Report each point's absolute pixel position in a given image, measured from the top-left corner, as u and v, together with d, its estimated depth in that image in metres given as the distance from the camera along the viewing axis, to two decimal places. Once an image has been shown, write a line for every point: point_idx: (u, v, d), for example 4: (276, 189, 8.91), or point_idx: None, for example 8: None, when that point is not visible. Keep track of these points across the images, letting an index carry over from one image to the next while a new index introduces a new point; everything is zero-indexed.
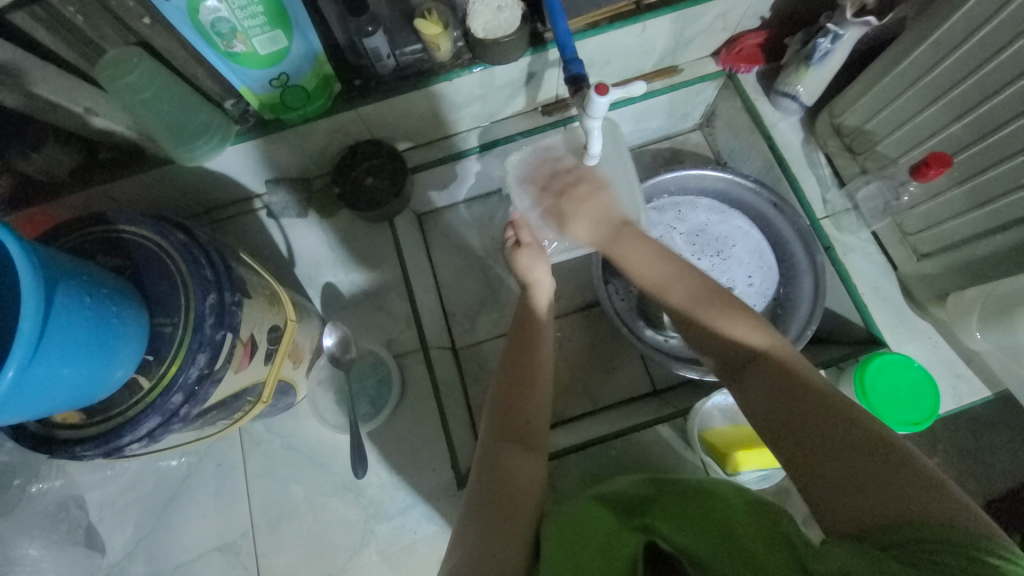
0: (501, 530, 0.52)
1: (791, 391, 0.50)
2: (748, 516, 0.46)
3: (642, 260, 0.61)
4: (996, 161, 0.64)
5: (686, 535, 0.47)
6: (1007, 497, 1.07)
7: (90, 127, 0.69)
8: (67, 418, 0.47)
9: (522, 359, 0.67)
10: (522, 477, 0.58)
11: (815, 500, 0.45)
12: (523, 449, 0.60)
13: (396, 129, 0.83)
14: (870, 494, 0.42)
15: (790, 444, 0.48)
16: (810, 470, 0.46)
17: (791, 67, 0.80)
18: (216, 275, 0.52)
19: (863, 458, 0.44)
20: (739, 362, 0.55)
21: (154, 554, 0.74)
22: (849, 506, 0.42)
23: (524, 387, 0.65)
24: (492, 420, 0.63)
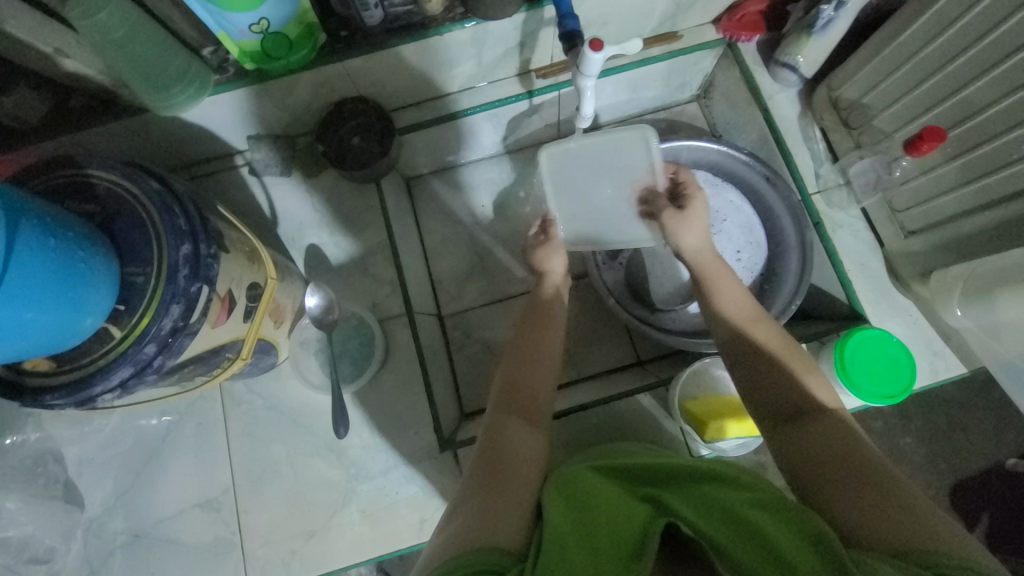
0: (500, 502, 0.49)
1: (841, 439, 0.52)
2: (771, 511, 0.45)
3: (732, 297, 0.66)
4: (991, 136, 0.64)
5: (703, 517, 0.45)
6: (972, 472, 1.11)
7: (58, 70, 0.65)
8: (35, 366, 0.46)
9: (530, 332, 0.69)
10: (522, 446, 0.56)
11: (847, 526, 0.45)
12: (526, 422, 0.59)
13: (384, 87, 0.80)
14: (902, 525, 0.43)
15: (826, 479, 0.49)
16: (841, 499, 0.47)
17: (791, 36, 0.78)
18: (190, 226, 0.50)
19: (894, 495, 0.46)
20: (794, 407, 0.56)
21: (134, 510, 0.74)
22: (875, 532, 0.43)
23: (530, 360, 0.65)
24: (502, 393, 0.62)
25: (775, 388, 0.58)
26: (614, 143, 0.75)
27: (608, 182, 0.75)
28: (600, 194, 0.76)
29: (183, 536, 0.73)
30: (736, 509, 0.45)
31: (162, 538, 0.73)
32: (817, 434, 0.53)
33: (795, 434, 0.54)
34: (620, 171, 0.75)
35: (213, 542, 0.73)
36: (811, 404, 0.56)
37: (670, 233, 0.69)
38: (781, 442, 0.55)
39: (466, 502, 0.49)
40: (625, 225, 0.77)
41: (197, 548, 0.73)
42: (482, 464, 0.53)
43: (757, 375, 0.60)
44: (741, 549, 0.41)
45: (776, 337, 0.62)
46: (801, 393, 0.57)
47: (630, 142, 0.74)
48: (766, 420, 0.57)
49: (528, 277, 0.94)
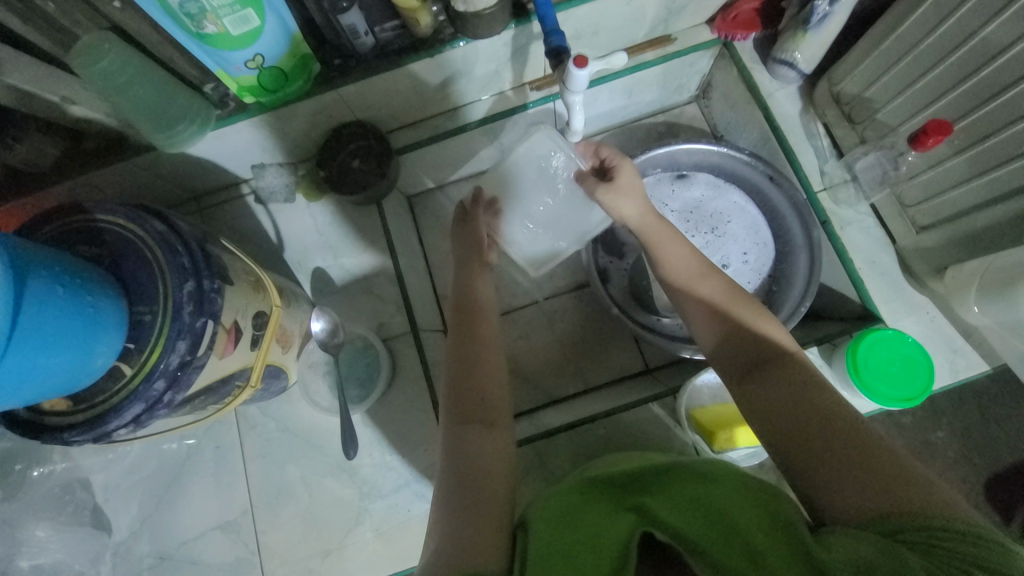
0: (473, 522, 0.49)
1: (802, 385, 0.53)
2: (746, 503, 0.45)
3: (677, 259, 0.66)
4: (1000, 126, 0.61)
5: (685, 519, 0.45)
6: (1008, 467, 1.06)
7: (69, 116, 0.68)
8: (54, 406, 0.48)
9: (465, 330, 0.69)
10: (487, 454, 0.57)
11: (815, 496, 0.47)
12: (484, 426, 0.59)
13: (380, 110, 0.81)
14: (871, 485, 0.44)
15: (795, 437, 0.50)
16: (812, 466, 0.48)
17: (788, 33, 0.76)
18: (193, 264, 0.52)
19: (861, 449, 0.47)
20: (756, 358, 0.57)
21: (158, 533, 0.76)
22: (848, 497, 0.45)
23: (473, 358, 0.65)
24: (452, 400, 0.62)
25: (738, 342, 0.59)
26: (521, 157, 0.80)
27: (544, 197, 0.80)
28: (543, 205, 0.81)
29: (205, 557, 0.75)
30: (719, 510, 0.45)
31: (185, 560, 0.75)
32: (770, 381, 0.55)
33: (748, 384, 0.56)
34: (546, 176, 0.79)
35: (233, 563, 0.75)
36: (772, 353, 0.57)
37: (608, 204, 0.72)
38: (745, 398, 0.56)
39: (438, 524, 0.50)
40: (577, 225, 0.81)
41: (218, 569, 0.75)
42: (451, 481, 0.54)
43: (709, 334, 0.61)
44: (720, 548, 0.42)
45: (722, 289, 0.63)
46: (763, 342, 0.58)
47: (530, 146, 0.79)
48: (723, 374, 0.59)
49: (533, 289, 0.94)
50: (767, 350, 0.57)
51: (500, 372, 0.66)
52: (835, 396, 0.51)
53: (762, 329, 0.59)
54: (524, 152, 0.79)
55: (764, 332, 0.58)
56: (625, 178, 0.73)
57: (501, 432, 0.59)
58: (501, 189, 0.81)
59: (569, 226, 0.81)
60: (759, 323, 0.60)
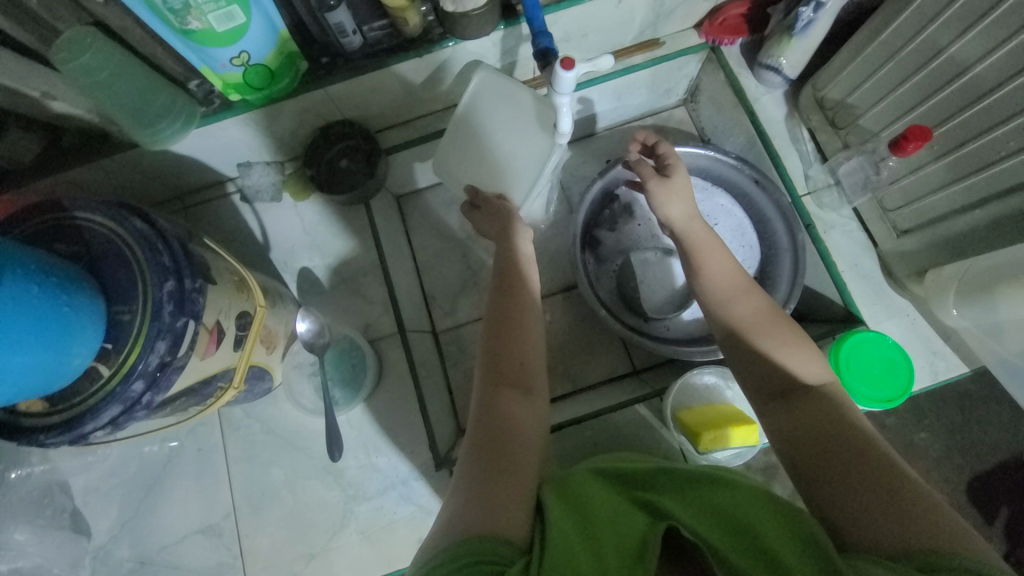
0: (500, 491, 0.49)
1: (829, 413, 0.53)
2: (763, 513, 0.45)
3: (720, 271, 0.66)
4: (977, 133, 0.63)
5: (701, 523, 0.45)
6: (987, 467, 1.08)
7: (49, 112, 0.67)
8: (30, 407, 0.47)
9: (506, 298, 0.67)
10: (520, 418, 0.57)
11: (839, 518, 0.46)
12: (522, 396, 0.59)
13: (368, 109, 0.81)
14: (901, 518, 0.44)
15: (820, 464, 0.50)
16: (833, 493, 0.48)
17: (773, 39, 0.77)
18: (174, 262, 0.51)
19: (897, 484, 0.46)
20: (785, 383, 0.57)
21: (139, 537, 0.75)
22: (875, 528, 0.44)
23: (515, 333, 0.64)
24: (489, 367, 0.61)
25: (774, 367, 0.58)
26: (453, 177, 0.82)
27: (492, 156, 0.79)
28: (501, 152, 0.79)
29: (187, 561, 0.74)
30: (732, 514, 0.46)
31: (166, 564, 0.74)
32: (805, 408, 0.54)
33: (779, 407, 0.56)
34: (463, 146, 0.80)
35: (215, 567, 0.74)
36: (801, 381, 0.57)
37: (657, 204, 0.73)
38: (777, 419, 0.56)
39: (460, 493, 0.50)
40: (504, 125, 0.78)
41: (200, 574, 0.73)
42: (478, 450, 0.53)
43: (743, 356, 0.61)
44: (738, 554, 0.42)
45: (760, 313, 0.63)
46: (788, 370, 0.58)
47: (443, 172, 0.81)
48: (753, 394, 0.60)
49: None
50: (802, 378, 0.57)
51: (540, 345, 0.65)
52: (870, 431, 0.51)
53: (803, 357, 0.59)
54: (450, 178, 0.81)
55: (804, 363, 0.58)
56: (677, 176, 0.72)
57: (538, 399, 0.60)
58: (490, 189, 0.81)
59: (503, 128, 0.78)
60: (800, 352, 0.59)
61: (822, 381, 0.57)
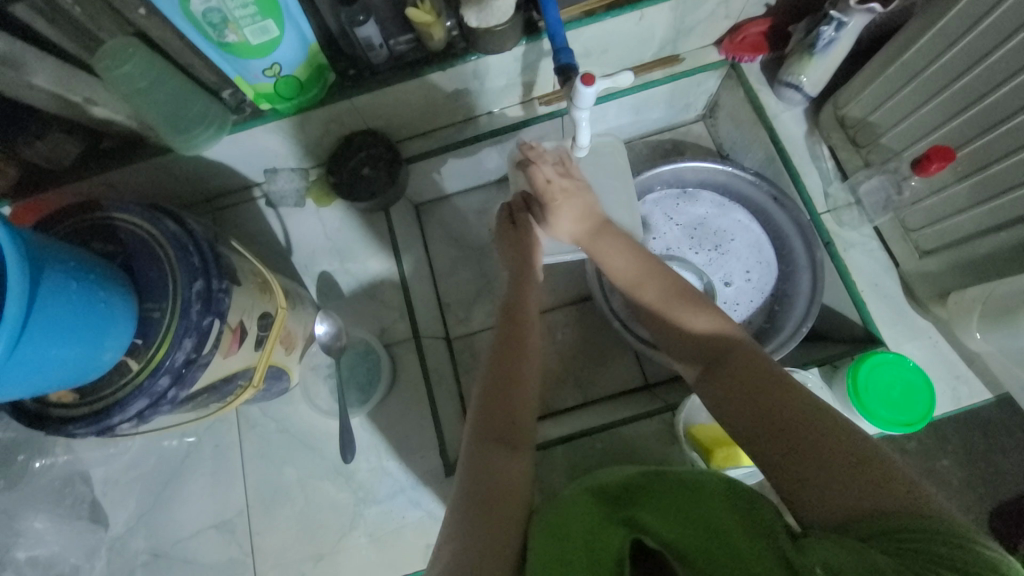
0: (488, 541, 0.49)
1: (759, 377, 0.53)
2: (733, 516, 0.44)
3: (619, 257, 0.67)
4: (1000, 155, 0.62)
5: (674, 531, 0.44)
6: (1014, 497, 1.04)
7: (90, 117, 0.71)
8: (61, 398, 0.49)
9: (509, 344, 0.66)
10: (510, 477, 0.55)
11: (796, 499, 0.46)
12: (512, 449, 0.58)
13: (391, 119, 0.83)
14: (847, 484, 0.44)
15: (762, 439, 0.50)
16: (781, 470, 0.48)
17: (794, 57, 0.78)
18: (203, 263, 0.53)
19: (835, 445, 0.46)
20: (713, 353, 0.58)
21: (154, 530, 0.77)
22: (828, 500, 0.44)
23: (511, 377, 0.63)
24: (483, 415, 0.60)
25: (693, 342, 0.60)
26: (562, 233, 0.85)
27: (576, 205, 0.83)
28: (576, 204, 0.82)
29: (199, 556, 0.75)
30: (703, 519, 0.45)
31: (179, 557, 0.75)
32: (729, 377, 0.55)
33: (710, 382, 0.57)
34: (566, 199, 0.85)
35: (226, 563, 0.75)
36: (720, 347, 0.58)
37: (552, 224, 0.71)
38: (709, 396, 0.56)
39: (455, 541, 0.50)
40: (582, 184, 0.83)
41: (211, 569, 0.75)
42: (468, 499, 0.53)
43: (673, 336, 0.62)
44: (710, 563, 0.41)
45: (668, 288, 0.64)
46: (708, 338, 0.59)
47: None
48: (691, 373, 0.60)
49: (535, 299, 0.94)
50: (722, 345, 0.58)
51: (533, 378, 0.65)
52: (796, 387, 0.51)
53: (712, 325, 0.59)
54: None
55: (717, 331, 0.59)
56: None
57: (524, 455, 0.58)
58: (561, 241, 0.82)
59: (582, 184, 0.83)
60: (712, 321, 0.60)
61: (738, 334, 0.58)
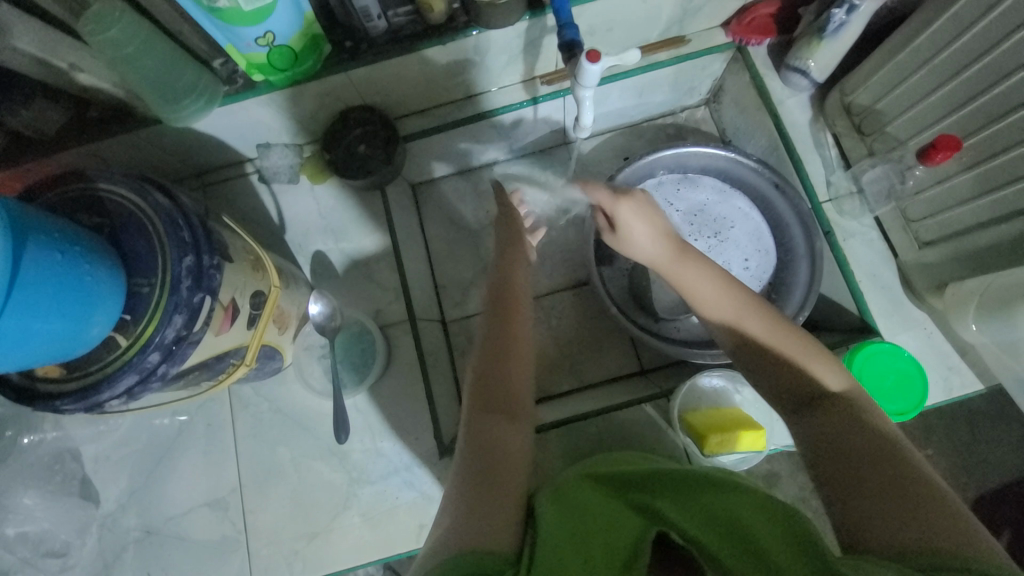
0: (492, 503, 0.49)
1: (852, 419, 0.52)
2: (757, 514, 0.45)
3: (701, 285, 0.65)
4: (1006, 145, 0.62)
5: (699, 527, 0.45)
6: (996, 486, 1.06)
7: (75, 84, 0.68)
8: (48, 372, 0.48)
9: (499, 324, 0.67)
10: (509, 445, 0.56)
11: (854, 526, 0.45)
12: (507, 419, 0.59)
13: (389, 95, 0.80)
14: (917, 523, 0.42)
15: (839, 466, 0.49)
16: (849, 495, 0.47)
17: (802, 41, 0.76)
18: (193, 238, 0.52)
19: (913, 486, 0.45)
20: (806, 389, 0.56)
21: (146, 507, 0.76)
22: (892, 531, 0.43)
23: (506, 354, 0.64)
24: (474, 388, 0.62)
25: (782, 374, 0.58)
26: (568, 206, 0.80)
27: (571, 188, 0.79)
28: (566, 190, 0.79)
29: (192, 533, 0.75)
30: (731, 518, 0.45)
31: (171, 535, 0.75)
32: (819, 413, 0.53)
33: (798, 414, 0.55)
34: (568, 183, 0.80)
35: (219, 541, 0.75)
36: (828, 389, 0.55)
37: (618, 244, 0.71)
38: (797, 428, 0.54)
39: (453, 504, 0.50)
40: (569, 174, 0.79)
41: (204, 546, 0.75)
42: (470, 469, 0.53)
43: (756, 363, 0.60)
44: (733, 559, 0.42)
45: (761, 317, 0.61)
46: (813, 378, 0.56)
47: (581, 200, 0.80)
48: (774, 402, 0.58)
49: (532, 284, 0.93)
50: (814, 382, 0.56)
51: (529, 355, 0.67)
52: (887, 432, 0.50)
53: (806, 364, 0.57)
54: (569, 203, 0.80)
55: (809, 370, 0.57)
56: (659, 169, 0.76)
57: (521, 425, 0.59)
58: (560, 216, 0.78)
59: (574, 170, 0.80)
60: (811, 360, 0.58)
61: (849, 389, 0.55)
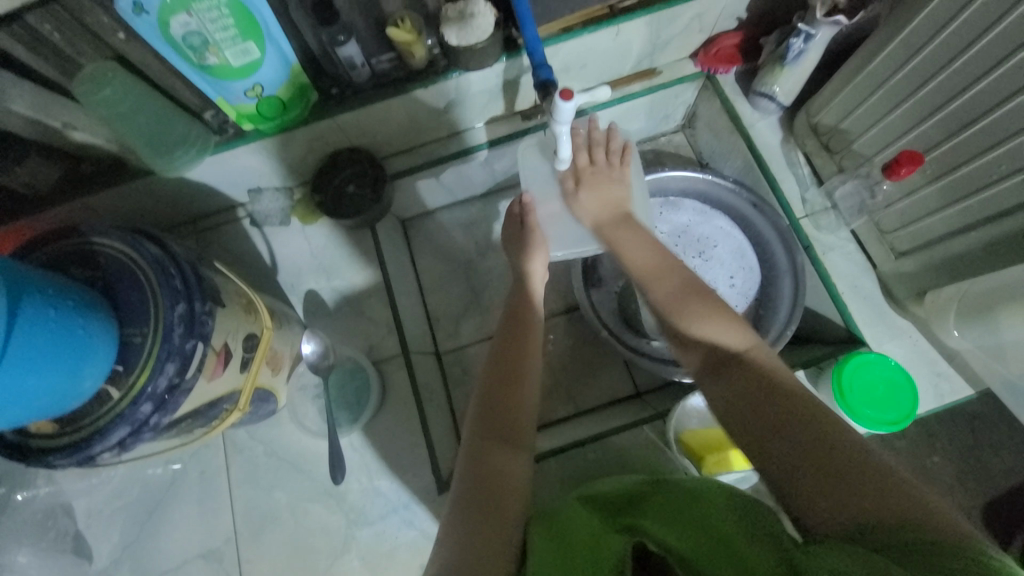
0: (489, 541, 0.50)
1: (757, 385, 0.50)
2: (726, 508, 0.43)
3: (639, 255, 0.66)
4: (967, 158, 0.64)
5: (679, 539, 0.43)
6: (1002, 491, 1.06)
7: (70, 141, 0.70)
8: (40, 428, 0.48)
9: (514, 348, 0.67)
10: (510, 475, 0.56)
11: (794, 499, 0.42)
12: (513, 447, 0.59)
13: (375, 137, 0.83)
14: (858, 491, 0.39)
15: (767, 438, 0.46)
16: (787, 470, 0.43)
17: (766, 68, 0.80)
18: (186, 286, 0.53)
19: (837, 448, 0.42)
20: (720, 355, 0.54)
21: (139, 561, 0.74)
22: (833, 505, 0.39)
23: (513, 378, 0.64)
24: (481, 412, 0.61)
25: (706, 344, 0.56)
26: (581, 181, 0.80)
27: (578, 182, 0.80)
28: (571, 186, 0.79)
29: None
30: (709, 522, 0.42)
31: None
32: (731, 381, 0.51)
33: (714, 385, 0.53)
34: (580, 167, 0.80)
35: None
36: (729, 349, 0.54)
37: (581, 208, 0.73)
38: (714, 400, 0.52)
39: (449, 540, 0.50)
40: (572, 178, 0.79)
41: None
42: (468, 499, 0.53)
43: (681, 336, 0.59)
44: (707, 562, 0.39)
45: (682, 288, 0.61)
46: (715, 341, 0.55)
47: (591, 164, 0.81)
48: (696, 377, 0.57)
49: None
50: (719, 349, 0.54)
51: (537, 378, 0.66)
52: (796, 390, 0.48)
53: (717, 327, 0.56)
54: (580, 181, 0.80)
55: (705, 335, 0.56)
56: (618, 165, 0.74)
57: (526, 453, 0.59)
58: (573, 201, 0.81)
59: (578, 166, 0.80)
60: (715, 323, 0.57)
61: (754, 347, 0.54)
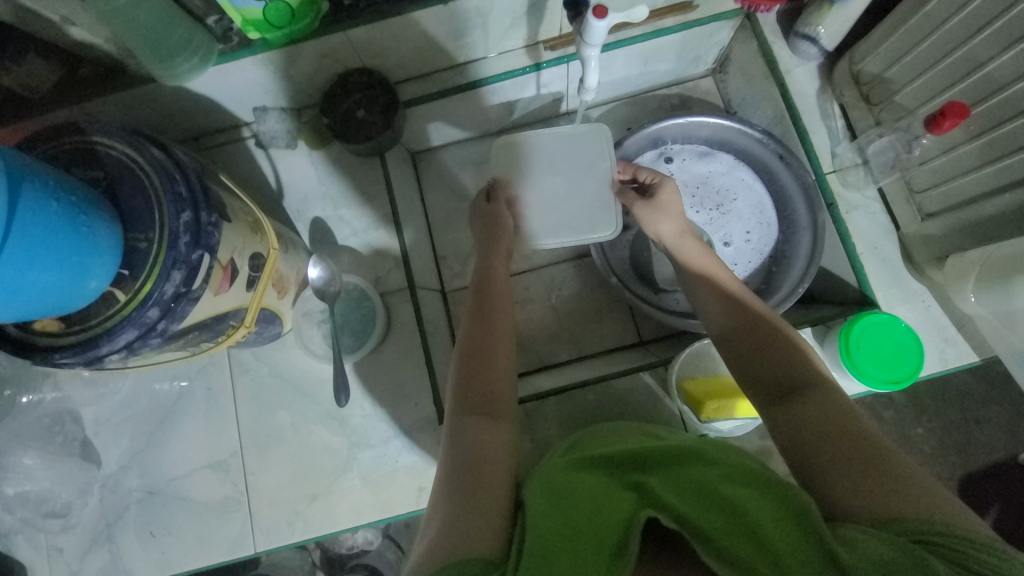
0: (480, 501, 0.49)
1: (827, 413, 0.52)
2: (756, 496, 0.44)
3: (714, 284, 0.67)
4: (1016, 112, 0.61)
5: (686, 503, 0.45)
6: (984, 464, 1.08)
7: (67, 39, 0.66)
8: (46, 327, 0.48)
9: (479, 320, 0.67)
10: (486, 449, 0.54)
11: (834, 498, 0.46)
12: (487, 420, 0.57)
13: (388, 58, 0.78)
14: (893, 494, 0.44)
15: (822, 457, 0.49)
16: (836, 479, 0.47)
17: (814, 6, 0.74)
18: (190, 193, 0.51)
19: (884, 461, 0.46)
20: (788, 386, 0.56)
21: (147, 469, 0.77)
22: (867, 503, 0.44)
23: (489, 356, 0.63)
24: (478, 353, 0.63)
25: (768, 373, 0.58)
26: (584, 163, 0.81)
27: (586, 171, 0.81)
28: (585, 172, 0.81)
29: (193, 494, 0.76)
30: (719, 491, 0.45)
31: (173, 495, 0.76)
32: (799, 408, 0.53)
33: (778, 410, 0.55)
34: (590, 157, 0.82)
35: (220, 502, 0.76)
36: (804, 381, 0.56)
37: (645, 221, 0.74)
38: (778, 423, 0.54)
39: (440, 504, 0.50)
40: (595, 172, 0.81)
41: (205, 506, 0.76)
42: (455, 467, 0.52)
43: (739, 365, 0.61)
44: (729, 540, 0.40)
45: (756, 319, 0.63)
46: (792, 369, 0.57)
47: (599, 156, 0.81)
48: (755, 400, 0.58)
49: (534, 255, 0.93)
50: (792, 379, 0.57)
51: (509, 335, 0.66)
52: (864, 422, 0.50)
53: (787, 362, 0.58)
54: (581, 166, 0.82)
55: (779, 366, 0.58)
56: (665, 194, 0.73)
57: (505, 424, 0.57)
58: (569, 188, 0.81)
59: (591, 159, 0.81)
60: (788, 357, 0.59)
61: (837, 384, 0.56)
